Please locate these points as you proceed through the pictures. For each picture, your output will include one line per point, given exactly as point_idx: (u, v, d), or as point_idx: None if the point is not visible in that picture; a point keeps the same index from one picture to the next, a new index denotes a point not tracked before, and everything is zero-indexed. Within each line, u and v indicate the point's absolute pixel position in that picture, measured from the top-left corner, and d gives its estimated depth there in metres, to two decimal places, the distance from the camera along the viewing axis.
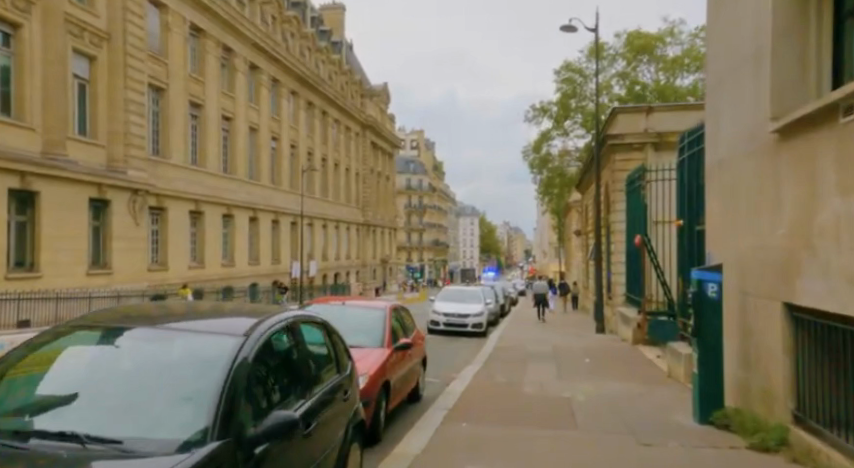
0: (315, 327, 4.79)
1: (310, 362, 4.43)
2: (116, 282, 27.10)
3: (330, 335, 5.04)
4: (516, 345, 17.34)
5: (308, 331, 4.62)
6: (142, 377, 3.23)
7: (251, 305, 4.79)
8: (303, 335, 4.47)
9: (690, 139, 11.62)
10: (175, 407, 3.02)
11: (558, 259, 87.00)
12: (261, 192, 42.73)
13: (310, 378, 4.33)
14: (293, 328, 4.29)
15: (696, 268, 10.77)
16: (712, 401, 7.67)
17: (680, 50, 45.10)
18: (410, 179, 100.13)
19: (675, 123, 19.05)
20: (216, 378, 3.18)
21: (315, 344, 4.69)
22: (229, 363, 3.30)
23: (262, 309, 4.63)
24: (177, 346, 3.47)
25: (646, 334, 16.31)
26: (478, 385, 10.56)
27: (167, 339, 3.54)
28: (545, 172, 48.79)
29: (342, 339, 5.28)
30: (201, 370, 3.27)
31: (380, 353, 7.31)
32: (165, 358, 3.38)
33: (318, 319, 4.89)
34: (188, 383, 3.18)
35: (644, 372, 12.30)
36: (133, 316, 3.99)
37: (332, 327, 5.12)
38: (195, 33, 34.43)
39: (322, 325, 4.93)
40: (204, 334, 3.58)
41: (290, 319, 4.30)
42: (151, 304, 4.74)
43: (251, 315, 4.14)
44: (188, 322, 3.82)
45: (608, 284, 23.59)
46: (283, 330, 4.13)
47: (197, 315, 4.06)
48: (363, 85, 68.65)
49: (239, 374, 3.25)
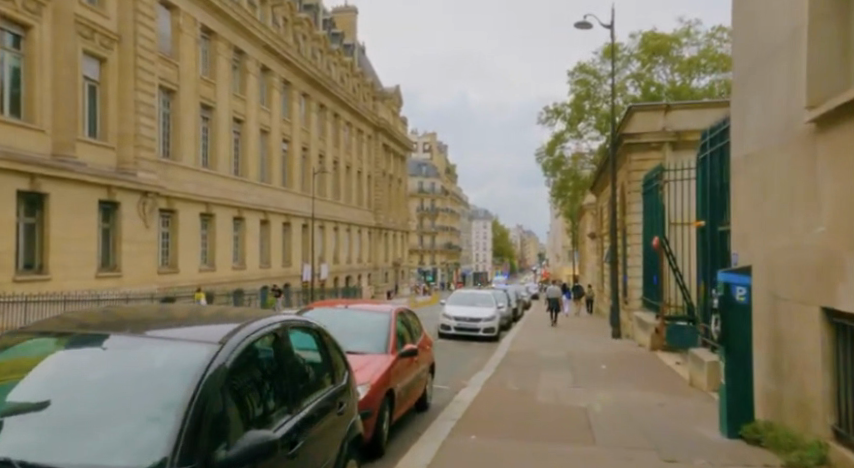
0: (306, 333, 4.36)
1: (299, 371, 4.00)
2: (126, 285, 26.96)
3: (323, 341, 4.61)
4: (528, 351, 16.83)
5: (298, 336, 4.19)
6: (110, 387, 2.78)
7: (237, 308, 4.36)
8: (292, 342, 4.04)
9: (713, 136, 11.11)
10: (136, 427, 2.53)
11: (571, 263, 86.08)
12: (272, 194, 42.58)
13: (299, 389, 3.89)
14: (280, 334, 3.85)
15: (720, 269, 10.23)
16: (741, 413, 7.12)
17: (697, 50, 44.23)
18: (422, 182, 99.80)
19: (693, 122, 18.48)
20: (183, 391, 2.71)
21: (306, 350, 4.27)
22: (199, 373, 2.84)
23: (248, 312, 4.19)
24: (151, 354, 3.02)
25: (664, 339, 15.72)
26: (488, 393, 10.10)
27: (145, 343, 3.10)
28: (559, 175, 48.09)
29: (338, 345, 4.88)
30: (170, 381, 2.80)
31: (384, 359, 6.87)
32: (140, 365, 2.94)
33: (309, 323, 4.46)
34: (155, 396, 2.71)
35: (663, 380, 11.74)
36: (108, 322, 3.57)
37: (325, 331, 4.72)
38: (206, 35, 34.36)
39: (314, 330, 4.51)
40: (179, 340, 3.13)
41: (277, 324, 3.86)
42: (138, 308, 4.34)
43: (233, 320, 3.69)
44: (170, 327, 3.38)
45: (624, 287, 22.98)
46: (268, 335, 3.68)
47: (174, 321, 3.62)
48: (375, 88, 68.45)
49: (210, 387, 2.78)
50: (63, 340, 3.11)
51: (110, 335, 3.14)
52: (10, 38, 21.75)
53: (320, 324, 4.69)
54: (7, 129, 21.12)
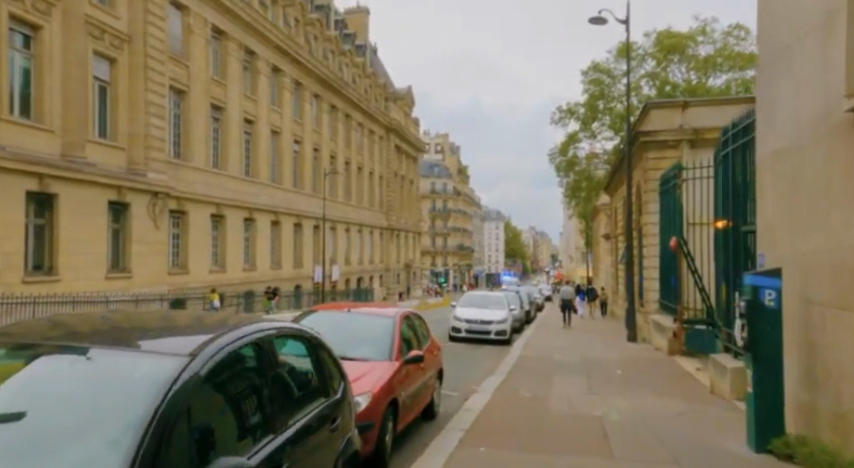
0: (295, 341, 3.97)
1: (287, 384, 3.60)
2: (136, 286, 26.86)
3: (315, 349, 4.23)
4: (541, 355, 16.37)
5: (285, 345, 3.80)
6: (71, 403, 2.39)
7: (224, 314, 3.97)
8: (279, 350, 3.64)
9: (735, 131, 10.60)
10: (92, 449, 2.13)
11: (585, 264, 85.26)
12: (283, 195, 42.45)
13: (286, 405, 3.49)
14: (264, 341, 3.45)
15: (745, 270, 9.70)
16: (770, 426, 6.64)
17: (713, 49, 43.43)
18: (434, 183, 99.43)
19: (711, 119, 17.94)
20: (144, 409, 2.30)
21: (294, 361, 3.88)
22: (165, 386, 2.43)
23: (233, 318, 3.81)
24: (123, 365, 2.63)
25: (682, 344, 15.18)
26: (500, 400, 9.69)
27: (118, 353, 2.70)
28: (572, 175, 47.46)
29: (333, 352, 4.50)
30: (133, 397, 2.40)
31: (388, 367, 6.50)
32: (107, 377, 2.55)
33: (299, 329, 4.08)
34: (114, 414, 2.30)
35: (683, 387, 11.24)
36: (86, 330, 3.21)
37: (318, 338, 4.33)
38: (217, 35, 34.30)
39: (305, 337, 4.12)
40: (150, 351, 2.73)
41: (263, 331, 3.50)
42: (130, 313, 3.99)
43: (212, 327, 3.32)
44: (159, 336, 3.01)
45: (639, 289, 22.39)
46: (250, 344, 3.28)
47: (148, 329, 3.25)
48: (386, 88, 68.24)
49: (177, 404, 2.37)
50: (31, 350, 2.73)
51: (88, 344, 2.76)
52: (20, 39, 21.71)
53: (311, 330, 4.30)
54: (16, 129, 21.04)
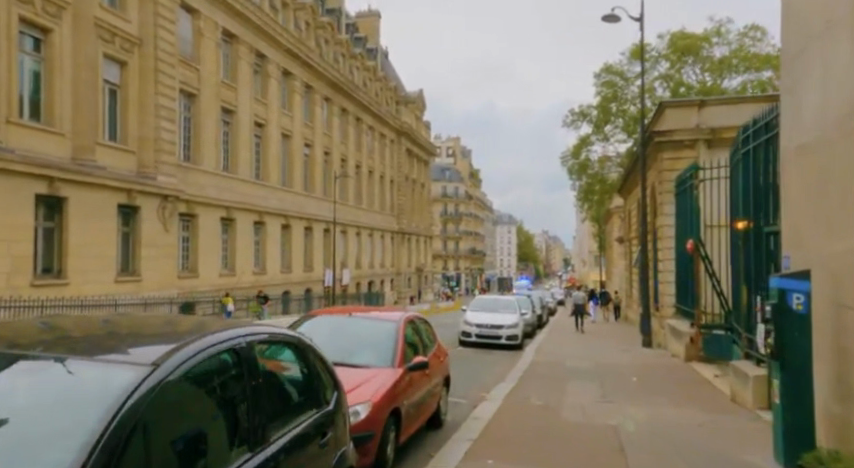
0: (283, 349, 3.63)
1: (271, 395, 3.27)
2: (145, 289, 26.76)
3: (304, 357, 3.88)
4: (554, 360, 15.94)
5: (272, 352, 3.45)
6: (21, 415, 2.07)
7: (210, 320, 3.66)
8: (262, 357, 3.31)
9: (755, 129, 10.14)
10: None
11: (598, 268, 84.37)
12: (294, 199, 42.32)
13: (269, 419, 3.15)
14: (242, 347, 3.10)
15: (768, 274, 9.23)
16: (799, 438, 6.20)
17: (728, 50, 42.76)
18: (446, 187, 99.14)
19: (728, 117, 17.47)
20: (93, 423, 1.98)
21: (282, 369, 3.54)
22: (119, 400, 2.09)
23: (215, 323, 3.48)
24: (87, 377, 2.27)
25: (700, 350, 14.68)
26: (510, 409, 9.31)
27: (95, 365, 2.36)
28: (585, 179, 46.89)
29: (325, 359, 4.17)
30: (82, 409, 2.07)
31: (390, 374, 6.16)
32: (67, 386, 2.22)
33: (287, 335, 3.73)
34: (57, 430, 1.97)
35: (702, 396, 10.79)
36: (76, 336, 2.92)
37: (307, 344, 4.00)
38: (227, 39, 34.32)
39: (293, 344, 3.78)
40: (114, 360, 2.40)
41: (242, 336, 3.17)
42: (133, 318, 3.70)
43: (189, 333, 2.99)
44: (153, 343, 2.71)
45: (654, 293, 21.86)
46: (226, 352, 2.94)
47: (122, 336, 2.93)
48: (397, 92, 68.14)
49: (132, 417, 2.06)
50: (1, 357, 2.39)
51: (65, 356, 2.42)
52: (30, 42, 21.70)
53: (300, 336, 3.96)
54: (25, 131, 21.00)
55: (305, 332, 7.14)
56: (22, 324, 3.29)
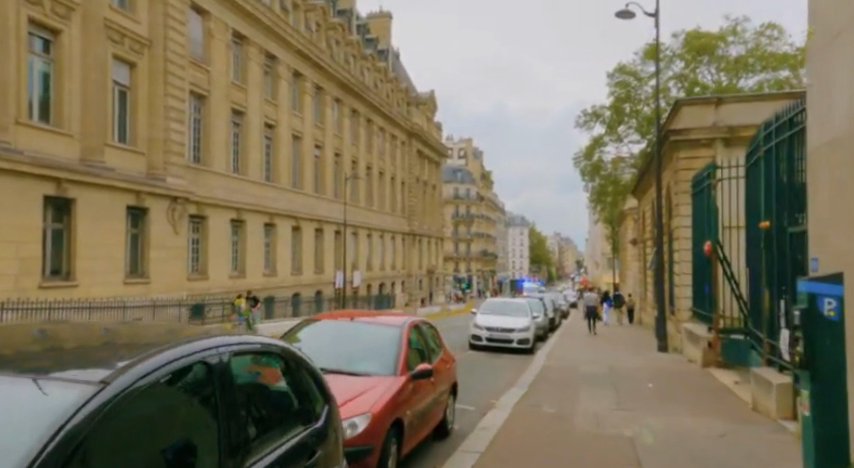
0: (266, 361, 3.27)
1: (252, 411, 2.93)
2: (155, 291, 26.68)
3: (288, 368, 3.51)
4: (567, 365, 15.51)
5: (251, 364, 3.10)
6: None
7: (201, 328, 3.33)
8: (239, 370, 2.94)
9: (778, 126, 9.70)
10: None
11: (612, 270, 83.28)
12: (304, 200, 42.16)
13: (249, 438, 2.81)
14: (217, 361, 2.76)
15: (794, 277, 8.76)
16: (829, 453, 5.77)
17: (744, 49, 41.95)
18: (457, 188, 98.57)
19: (747, 115, 16.97)
20: (23, 451, 1.64)
21: (265, 381, 3.19)
22: (57, 425, 1.74)
23: (198, 331, 3.15)
24: (42, 399, 1.92)
25: (718, 355, 14.18)
26: (519, 417, 8.94)
27: (69, 386, 2.00)
28: (598, 180, 46.21)
29: (312, 369, 3.81)
30: (14, 436, 1.73)
31: (392, 382, 5.81)
32: (21, 408, 1.88)
33: (270, 345, 3.38)
34: None
35: (722, 404, 10.33)
36: (60, 347, 2.61)
37: (293, 354, 3.64)
38: (237, 40, 34.26)
39: (277, 355, 3.41)
40: (69, 378, 2.05)
41: (219, 348, 2.83)
42: (136, 326, 3.38)
43: (164, 344, 2.66)
44: (126, 357, 2.38)
45: (670, 296, 21.33)
46: (197, 364, 2.60)
47: (98, 348, 2.61)
48: (409, 93, 67.88)
49: (72, 443, 1.72)
50: None
51: (38, 374, 2.09)
52: (39, 43, 21.68)
53: (285, 345, 3.60)
54: (33, 133, 20.93)
55: (305, 339, 6.79)
56: (16, 332, 3.01)
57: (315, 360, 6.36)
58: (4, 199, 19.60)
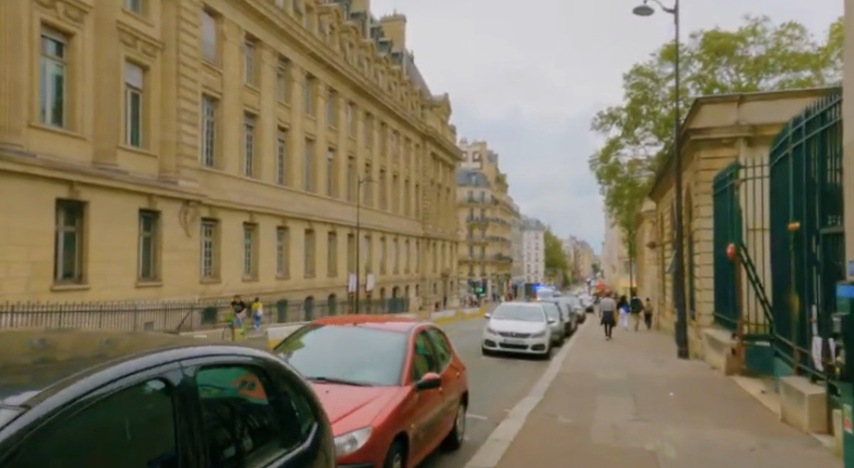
0: (244, 374, 2.91)
1: (231, 429, 2.64)
2: (167, 295, 26.60)
3: (270, 381, 3.13)
4: (583, 372, 15.02)
5: (227, 376, 2.75)
6: None
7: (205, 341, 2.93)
8: (210, 384, 2.60)
9: (808, 121, 9.15)
10: None
11: (629, 274, 82.10)
12: (317, 203, 41.98)
13: (229, 458, 2.54)
14: (180, 378, 2.38)
15: (829, 281, 8.20)
16: None
17: (764, 49, 41.05)
18: (472, 191, 97.99)
19: (770, 114, 16.43)
20: None
21: (244, 396, 2.87)
22: None
23: (181, 342, 2.77)
24: None
25: (743, 362, 13.60)
26: (534, 428, 8.52)
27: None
28: (614, 183, 45.43)
29: (300, 381, 3.43)
30: None
31: (394, 393, 5.41)
32: None
33: (249, 356, 3.00)
34: None
35: (750, 415, 9.79)
36: (48, 359, 2.25)
37: (280, 366, 3.28)
38: (250, 43, 34.26)
39: (260, 368, 3.06)
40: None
41: (182, 362, 2.45)
42: (140, 336, 3.01)
43: (128, 357, 2.27)
44: (73, 371, 1.99)
45: (690, 301, 20.68)
46: (153, 382, 2.23)
47: (88, 360, 2.24)
48: (423, 96, 67.61)
49: None
50: None
51: None
52: (53, 46, 21.71)
53: (270, 355, 3.26)
54: (45, 135, 20.91)
55: (303, 347, 6.41)
56: (12, 341, 2.68)
57: (314, 369, 5.96)
58: (17, 202, 19.58)
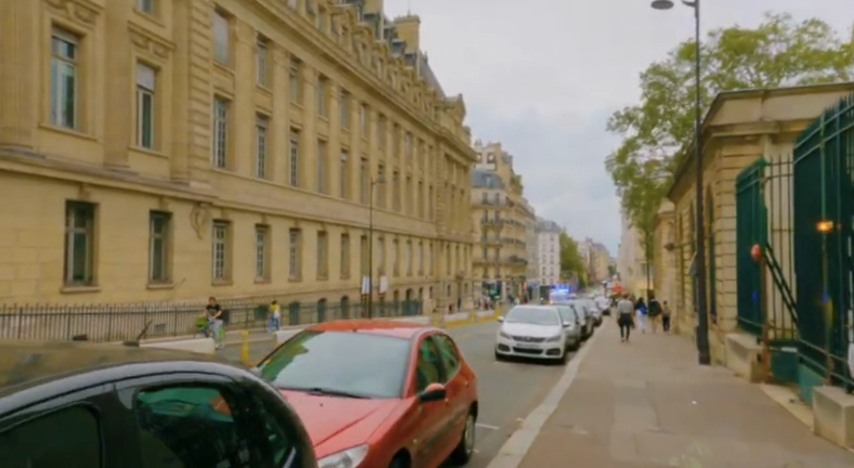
0: (210, 393, 2.48)
1: (199, 453, 2.33)
2: (178, 296, 26.44)
3: (243, 402, 2.67)
4: (600, 379, 14.44)
5: (186, 395, 2.34)
6: None
7: (191, 366, 2.42)
8: (164, 406, 2.19)
9: (842, 112, 8.54)
10: None
11: (646, 277, 80.81)
12: (330, 205, 41.74)
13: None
14: (125, 398, 1.95)
15: None
16: None
17: (785, 47, 40.09)
18: (486, 193, 97.33)
19: (795, 110, 15.86)
20: None
21: (214, 415, 2.47)
22: None
23: (151, 363, 2.29)
24: None
25: (769, 370, 12.94)
26: (549, 440, 8.04)
27: None
28: (631, 184, 44.57)
29: (279, 400, 2.98)
30: None
31: (394, 407, 4.94)
32: None
33: (216, 373, 2.56)
34: None
35: (780, 428, 9.19)
36: (23, 378, 1.70)
37: (258, 386, 2.85)
38: (263, 43, 34.14)
39: (231, 385, 2.62)
40: None
41: (127, 381, 1.99)
42: (143, 354, 2.47)
43: (66, 375, 1.80)
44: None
45: (711, 304, 20.00)
46: (88, 402, 1.77)
47: (55, 387, 1.68)
48: (436, 97, 67.21)
49: None
50: None
51: None
52: (64, 47, 21.65)
53: (244, 372, 2.83)
54: (55, 136, 20.80)
55: (298, 355, 5.92)
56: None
57: (308, 380, 5.48)
58: (27, 203, 19.53)
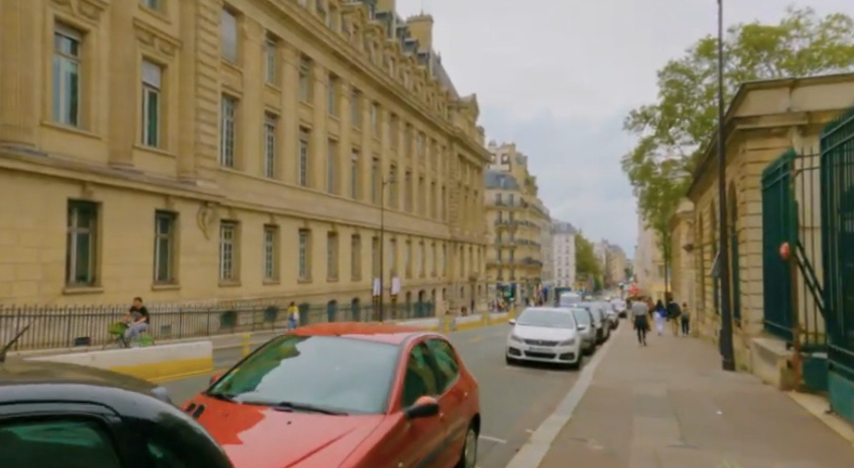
0: (115, 433, 1.67)
1: None
2: (185, 298, 26.03)
3: (167, 448, 1.79)
4: (617, 385, 13.64)
5: (80, 436, 1.61)
6: None
7: (104, 402, 1.68)
8: (29, 442, 1.51)
9: None
10: None
11: (664, 279, 79.30)
12: (341, 205, 41.28)
13: None
14: None
15: None
16: None
17: (808, 43, 38.81)
18: (500, 194, 96.43)
19: (826, 101, 14.92)
20: None
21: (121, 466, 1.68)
22: None
23: (54, 389, 1.63)
24: None
25: (801, 378, 11.94)
26: (562, 457, 7.29)
27: None
28: (648, 184, 43.41)
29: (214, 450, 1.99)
30: None
31: (374, 425, 4.20)
32: None
33: (137, 404, 1.78)
34: None
35: (819, 445, 8.32)
36: None
37: (187, 423, 1.93)
38: (272, 42, 33.74)
39: (155, 422, 1.78)
40: None
41: None
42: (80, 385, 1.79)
43: None
44: None
45: (735, 306, 19.03)
46: None
47: None
48: (450, 97, 66.54)
49: None
50: None
51: None
52: (67, 44, 21.29)
53: (170, 407, 1.93)
54: (59, 134, 20.45)
55: (273, 363, 5.16)
56: None
57: (281, 391, 4.72)
58: (28, 203, 19.16)
